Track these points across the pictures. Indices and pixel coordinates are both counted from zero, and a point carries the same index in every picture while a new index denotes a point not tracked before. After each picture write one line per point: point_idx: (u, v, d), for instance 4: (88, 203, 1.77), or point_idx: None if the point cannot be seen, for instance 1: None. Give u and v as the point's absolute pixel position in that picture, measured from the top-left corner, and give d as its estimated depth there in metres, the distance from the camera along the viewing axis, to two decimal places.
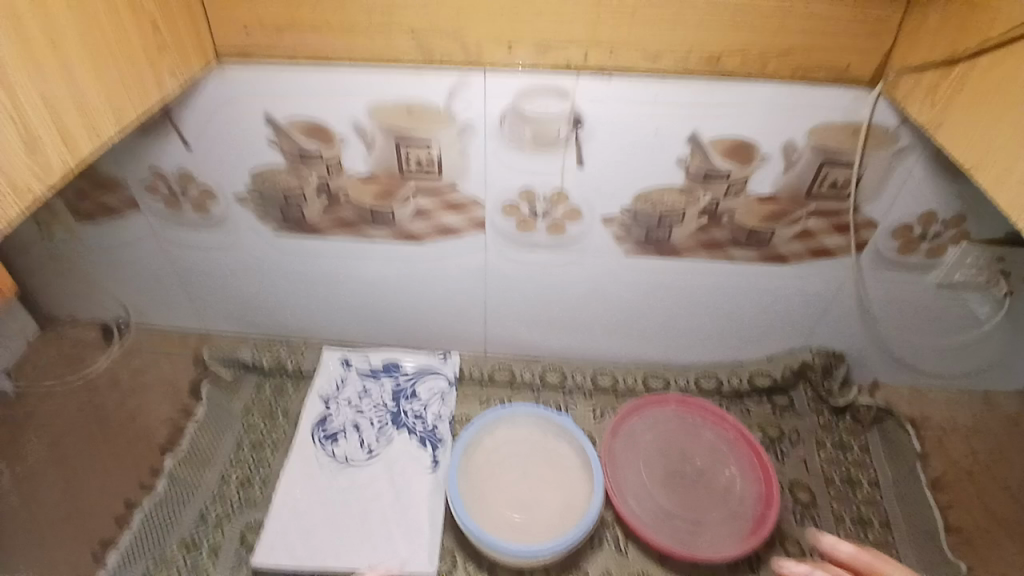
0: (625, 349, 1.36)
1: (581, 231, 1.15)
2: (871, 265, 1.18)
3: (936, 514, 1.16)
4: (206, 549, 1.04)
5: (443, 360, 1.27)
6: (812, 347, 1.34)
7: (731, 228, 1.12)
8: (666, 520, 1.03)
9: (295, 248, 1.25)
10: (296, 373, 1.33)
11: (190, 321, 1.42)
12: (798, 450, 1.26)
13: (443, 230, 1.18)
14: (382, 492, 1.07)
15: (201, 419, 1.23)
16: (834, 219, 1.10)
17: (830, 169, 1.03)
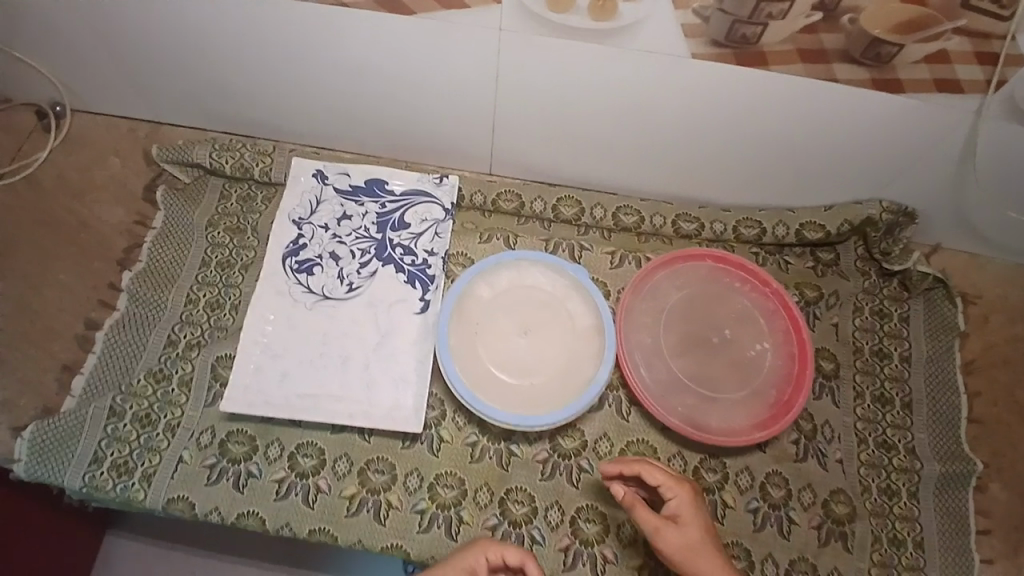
0: (656, 183, 1.16)
1: (640, 17, 0.83)
2: (998, 114, 0.91)
3: (960, 399, 1.09)
4: (176, 383, 1.00)
5: (438, 184, 1.06)
6: (881, 200, 1.13)
7: (847, 35, 0.81)
8: (679, 392, 0.92)
9: (240, 10, 0.95)
10: (264, 179, 1.13)
11: (138, 109, 1.22)
12: (832, 315, 1.12)
13: (440, 1, 0.86)
14: (365, 336, 0.97)
15: (160, 230, 1.11)
16: (981, 44, 0.80)
17: None
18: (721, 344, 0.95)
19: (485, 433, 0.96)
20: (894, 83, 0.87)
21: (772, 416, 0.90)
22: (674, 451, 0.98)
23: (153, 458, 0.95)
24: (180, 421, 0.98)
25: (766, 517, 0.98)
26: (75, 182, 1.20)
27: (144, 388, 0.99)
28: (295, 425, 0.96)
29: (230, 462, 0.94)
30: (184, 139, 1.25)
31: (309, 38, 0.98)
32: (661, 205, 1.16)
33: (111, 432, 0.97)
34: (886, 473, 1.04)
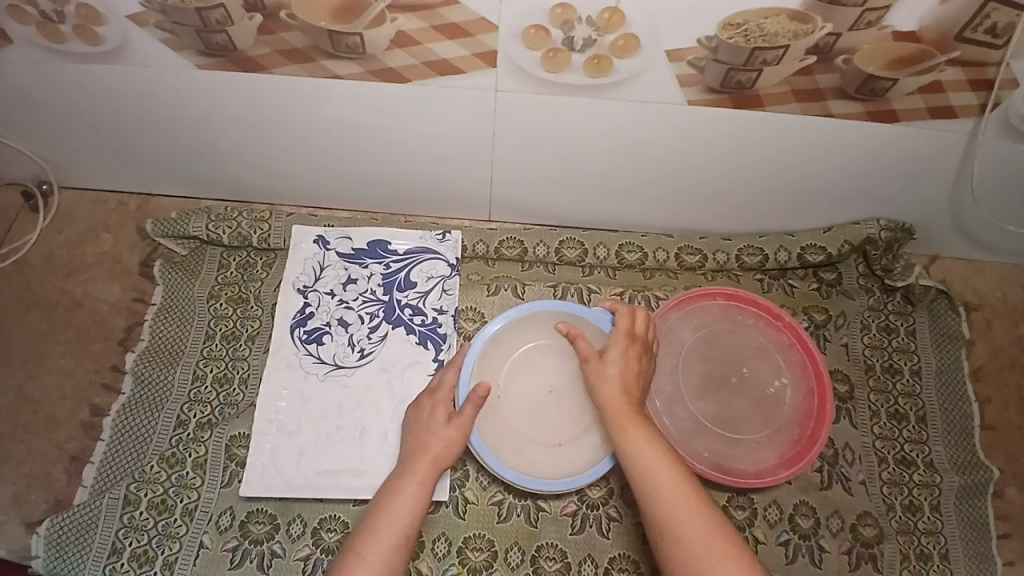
0: (655, 216, 1.16)
1: (637, 70, 0.82)
2: (991, 134, 0.93)
3: (972, 408, 1.09)
4: (190, 466, 0.98)
5: (441, 240, 1.08)
6: (880, 218, 1.14)
7: (842, 73, 0.82)
8: (703, 436, 0.95)
9: (232, 87, 0.94)
10: (263, 246, 1.12)
11: (126, 182, 1.20)
12: (841, 335, 1.13)
13: (436, 66, 0.85)
14: (381, 403, 0.98)
15: (160, 305, 1.10)
16: (974, 72, 0.82)
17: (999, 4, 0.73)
18: (739, 384, 0.98)
19: (510, 491, 0.96)
20: (889, 114, 0.89)
21: (796, 452, 0.94)
22: None
23: (172, 545, 0.93)
24: (196, 503, 0.96)
25: (797, 548, 0.98)
26: (66, 261, 1.18)
27: (156, 474, 0.97)
28: (316, 500, 0.94)
29: (252, 543, 0.93)
30: (176, 208, 1.23)
31: (299, 108, 0.97)
32: (662, 239, 1.15)
33: (127, 521, 0.95)
34: (907, 489, 1.04)
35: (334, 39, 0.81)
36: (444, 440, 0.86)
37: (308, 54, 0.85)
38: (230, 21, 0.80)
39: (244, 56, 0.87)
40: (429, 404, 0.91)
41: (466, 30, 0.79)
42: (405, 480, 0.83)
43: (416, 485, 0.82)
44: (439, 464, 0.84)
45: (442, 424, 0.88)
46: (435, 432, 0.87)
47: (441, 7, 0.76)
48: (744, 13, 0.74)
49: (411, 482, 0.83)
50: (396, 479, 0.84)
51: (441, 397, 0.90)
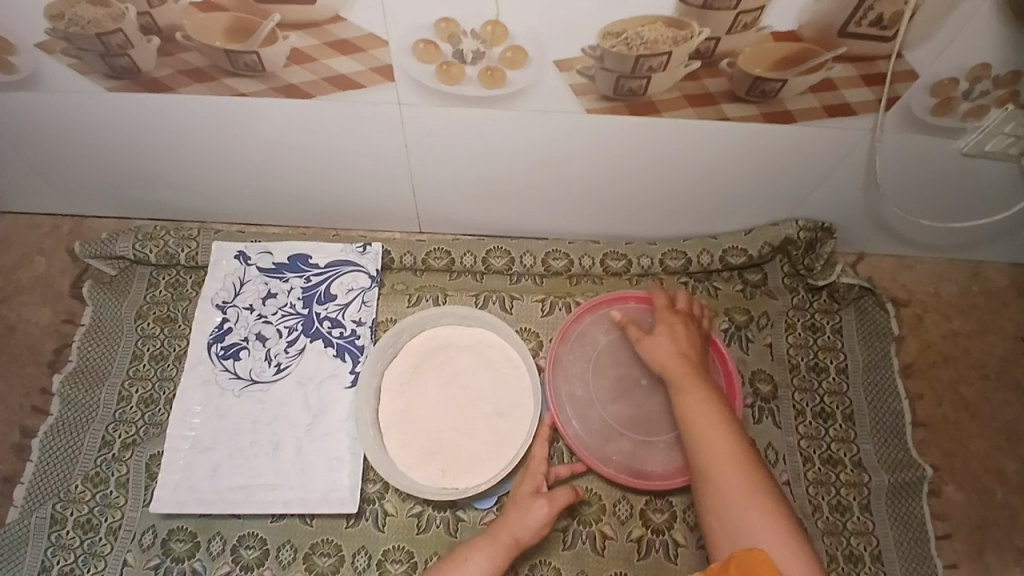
0: (580, 224, 1.18)
1: (530, 81, 0.84)
2: (894, 128, 0.94)
3: (902, 405, 1.10)
4: (114, 485, 0.99)
5: (362, 253, 1.09)
6: (797, 220, 1.16)
7: (731, 78, 0.84)
8: (617, 439, 0.98)
9: (145, 109, 0.95)
10: (192, 264, 1.12)
11: (59, 206, 1.21)
12: (765, 335, 1.14)
13: (338, 81, 0.87)
14: (295, 417, 0.99)
15: (87, 326, 1.10)
16: (866, 67, 0.83)
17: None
18: (654, 382, 1.00)
19: (429, 503, 0.97)
20: (785, 115, 0.91)
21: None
22: (619, 496, 0.99)
23: (99, 563, 0.95)
24: (121, 522, 0.97)
25: None
26: (0, 285, 1.18)
27: (82, 493, 0.98)
28: (232, 517, 0.96)
29: (173, 561, 0.94)
30: (108, 230, 1.24)
31: (216, 128, 0.98)
32: (589, 246, 1.17)
33: (55, 540, 0.95)
34: (836, 489, 1.05)
35: (233, 58, 0.83)
36: (529, 519, 0.84)
37: (211, 74, 0.87)
38: (130, 44, 0.82)
39: (150, 78, 0.88)
40: (522, 475, 0.91)
41: (359, 46, 0.80)
42: (482, 544, 0.82)
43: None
44: (517, 538, 0.83)
45: (531, 500, 0.86)
46: (521, 507, 0.86)
47: (330, 24, 0.77)
48: (621, 23, 0.76)
49: (487, 545, 0.82)
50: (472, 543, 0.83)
51: (535, 467, 0.90)
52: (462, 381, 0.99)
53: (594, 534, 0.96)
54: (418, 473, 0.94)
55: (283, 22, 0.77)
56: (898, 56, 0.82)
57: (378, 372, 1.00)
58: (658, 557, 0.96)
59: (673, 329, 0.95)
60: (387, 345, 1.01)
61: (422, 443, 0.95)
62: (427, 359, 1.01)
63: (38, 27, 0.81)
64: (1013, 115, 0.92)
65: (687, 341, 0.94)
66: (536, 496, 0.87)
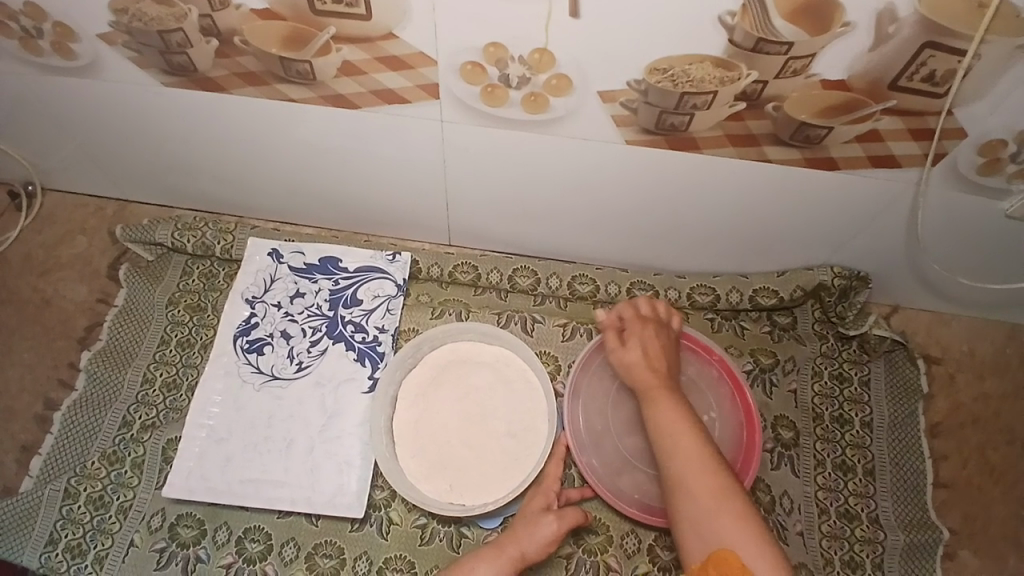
0: (609, 249, 1.17)
1: (572, 109, 0.85)
2: (941, 183, 0.92)
3: (925, 464, 1.08)
4: (129, 465, 1.01)
5: (391, 261, 1.10)
6: (832, 266, 1.14)
7: (774, 121, 0.83)
8: (628, 471, 0.97)
9: (196, 104, 0.98)
10: (226, 256, 1.15)
11: (106, 189, 1.26)
12: (790, 380, 1.12)
13: (383, 94, 0.88)
14: (309, 418, 1.01)
15: (121, 307, 1.13)
16: (915, 120, 0.81)
17: (935, 52, 0.72)
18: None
19: (435, 516, 0.97)
20: (827, 162, 0.90)
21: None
22: (627, 529, 0.98)
23: (105, 541, 0.97)
24: (131, 503, 0.99)
25: None
26: (42, 259, 1.23)
27: (97, 470, 1.01)
28: (241, 509, 0.97)
29: (179, 547, 0.96)
30: (150, 215, 1.28)
31: (263, 128, 1.01)
32: (616, 273, 1.17)
33: (65, 513, 0.98)
34: (849, 544, 1.02)
35: (286, 64, 0.85)
36: (535, 531, 0.85)
37: (261, 77, 0.89)
38: (189, 43, 0.85)
39: (203, 76, 0.91)
40: (533, 489, 0.92)
41: (406, 62, 0.82)
42: (487, 554, 0.83)
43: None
44: (523, 550, 0.83)
45: (538, 512, 0.88)
46: (528, 519, 0.87)
47: (381, 40, 0.79)
48: (668, 59, 0.76)
49: (494, 556, 0.83)
50: (479, 552, 0.84)
51: (547, 484, 0.92)
52: (477, 397, 1.00)
53: (597, 564, 0.95)
54: (427, 486, 0.94)
55: (337, 34, 0.79)
56: (948, 113, 0.80)
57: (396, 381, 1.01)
58: None
59: (644, 338, 0.95)
60: (408, 354, 1.02)
61: (433, 455, 0.96)
62: (445, 372, 1.01)
63: (106, 21, 0.85)
64: None
65: (658, 349, 0.94)
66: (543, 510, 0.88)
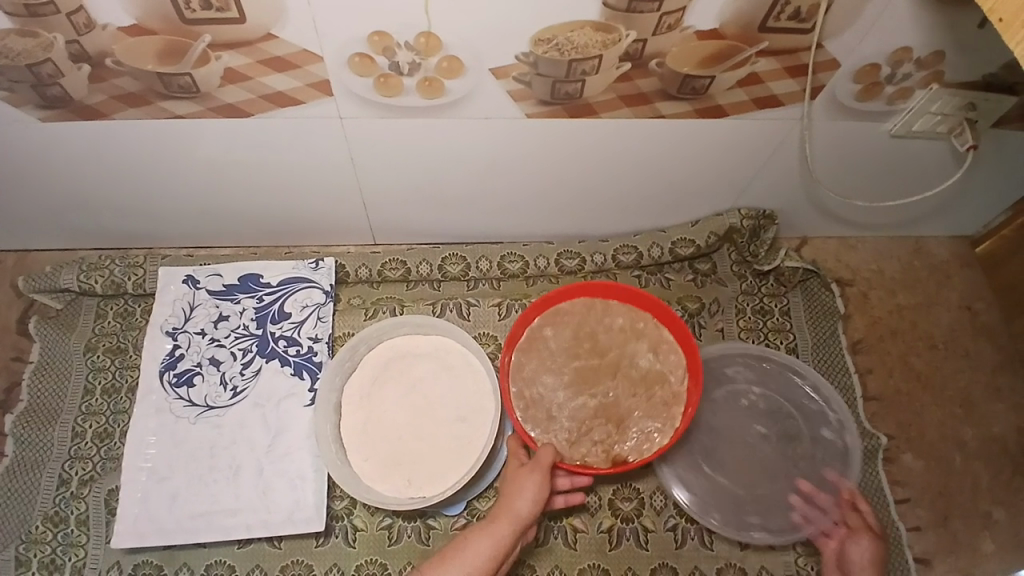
0: (533, 225, 1.20)
1: (468, 90, 0.86)
2: (823, 114, 0.99)
3: (851, 378, 1.15)
4: (74, 523, 0.97)
5: (314, 269, 1.08)
6: (740, 208, 1.19)
7: (662, 77, 0.87)
8: (586, 433, 0.95)
9: (81, 137, 0.94)
10: (140, 292, 1.11)
11: (1, 241, 1.19)
12: (716, 321, 1.18)
13: (277, 98, 0.87)
14: (254, 440, 0.99)
15: (36, 362, 1.07)
16: (788, 59, 0.87)
17: None
18: (613, 368, 0.98)
19: (399, 514, 0.98)
20: (718, 109, 0.94)
21: (683, 424, 0.96)
22: (588, 488, 1.03)
23: None
24: (84, 561, 0.95)
25: (686, 532, 1.01)
26: None
27: (42, 534, 0.96)
28: (199, 546, 0.95)
29: None
30: (54, 261, 1.22)
31: (157, 150, 0.97)
32: (543, 246, 1.19)
33: None
34: None
35: (166, 81, 0.82)
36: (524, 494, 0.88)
37: (145, 98, 0.86)
38: (61, 73, 0.81)
39: (82, 105, 0.87)
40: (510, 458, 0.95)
41: (294, 63, 0.81)
42: (486, 526, 0.86)
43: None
44: (517, 515, 0.86)
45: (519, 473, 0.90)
46: (515, 483, 0.89)
47: (262, 42, 0.77)
48: (550, 29, 0.78)
49: (494, 526, 0.86)
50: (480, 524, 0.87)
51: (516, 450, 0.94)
52: (420, 388, 1.00)
53: (565, 529, 1.00)
54: (381, 484, 0.94)
55: (214, 42, 0.77)
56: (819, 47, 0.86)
57: (335, 387, 1.00)
58: (629, 545, 0.99)
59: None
60: (346, 357, 1.01)
61: (383, 452, 0.96)
62: (384, 369, 1.01)
63: None
64: (940, 95, 0.96)
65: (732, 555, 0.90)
66: (521, 470, 0.90)
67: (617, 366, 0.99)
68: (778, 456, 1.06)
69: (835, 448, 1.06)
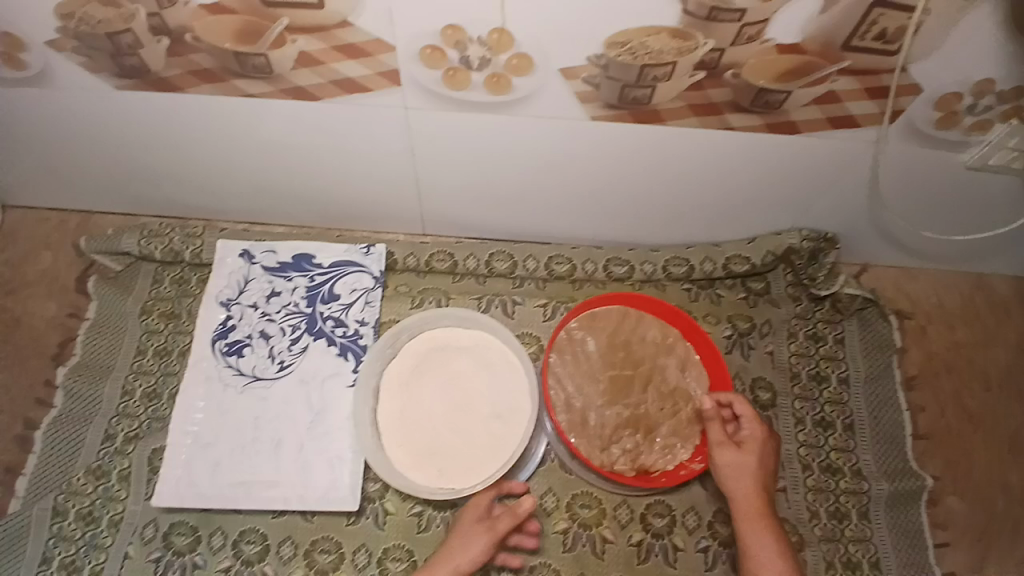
0: (584, 229, 1.18)
1: (535, 88, 0.85)
2: (899, 140, 0.94)
3: (902, 416, 1.11)
4: (116, 478, 1.00)
5: (365, 254, 1.10)
6: (800, 229, 1.16)
7: (735, 88, 0.84)
8: (616, 441, 0.96)
9: (153, 108, 0.96)
10: (197, 261, 1.14)
11: (68, 203, 1.23)
12: (766, 343, 1.15)
13: (344, 84, 0.88)
14: (297, 416, 1.01)
15: (93, 320, 1.11)
16: (869, 80, 0.83)
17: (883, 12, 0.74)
18: (644, 380, 0.99)
19: (431, 503, 0.98)
20: (789, 126, 0.91)
21: (705, 440, 0.97)
22: (620, 501, 1.00)
23: (99, 555, 0.96)
24: (122, 515, 0.98)
25: (717, 556, 0.98)
26: (5, 280, 1.20)
27: (83, 486, 0.99)
28: (234, 513, 0.97)
29: (174, 555, 0.96)
30: (115, 225, 1.25)
31: (223, 126, 0.99)
32: (592, 251, 1.18)
33: (55, 531, 0.97)
34: (834, 497, 1.05)
35: (241, 60, 0.84)
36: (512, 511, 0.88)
37: (218, 75, 0.88)
38: (141, 44, 0.83)
39: (158, 78, 0.89)
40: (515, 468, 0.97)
41: (366, 50, 0.81)
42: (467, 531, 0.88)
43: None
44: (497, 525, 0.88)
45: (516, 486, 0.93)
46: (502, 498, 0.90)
47: (337, 29, 0.78)
48: (625, 33, 0.76)
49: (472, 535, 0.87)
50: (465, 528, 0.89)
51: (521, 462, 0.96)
52: (459, 381, 1.00)
53: (594, 538, 0.98)
54: (416, 473, 0.95)
55: (292, 25, 0.78)
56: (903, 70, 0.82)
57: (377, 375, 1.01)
58: (657, 561, 0.97)
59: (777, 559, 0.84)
60: (388, 344, 1.02)
61: (420, 441, 0.96)
62: (425, 359, 1.02)
63: (50, 26, 0.83)
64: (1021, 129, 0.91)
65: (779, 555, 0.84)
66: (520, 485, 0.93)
67: (645, 374, 1.00)
68: (823, 488, 1.06)
69: (883, 493, 1.06)
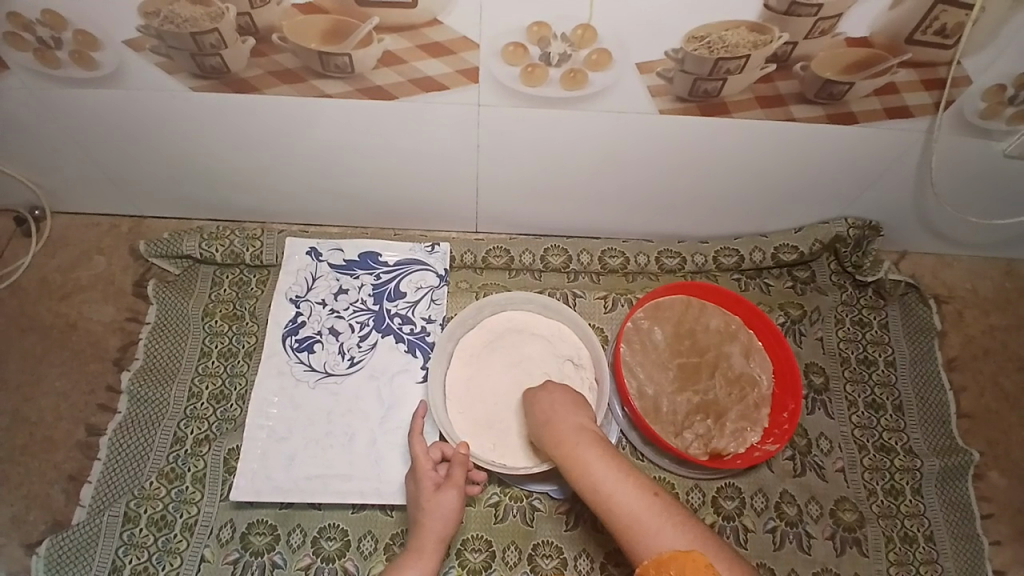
0: (635, 223, 1.22)
1: (609, 83, 0.88)
2: (947, 132, 0.98)
3: (947, 396, 1.14)
4: (189, 480, 1.00)
5: (430, 252, 1.13)
6: (847, 218, 1.20)
7: (802, 80, 0.88)
8: (689, 426, 0.99)
9: (223, 109, 0.97)
10: (256, 263, 1.15)
11: (121, 207, 1.24)
12: (816, 330, 1.18)
13: (421, 83, 0.90)
14: (370, 410, 1.03)
15: (153, 323, 1.12)
16: (927, 72, 0.87)
17: (947, 7, 0.77)
18: (710, 367, 1.03)
19: (506, 493, 1.01)
20: (848, 117, 0.95)
21: (773, 422, 1.01)
22: (692, 485, 1.04)
23: (173, 559, 0.95)
24: (196, 518, 0.98)
25: (784, 535, 1.02)
26: (60, 285, 1.20)
27: (156, 489, 0.99)
28: (313, 508, 0.98)
29: (253, 555, 0.95)
30: (168, 229, 1.26)
31: (291, 126, 1.00)
32: (644, 244, 1.21)
33: (127, 538, 0.96)
34: (889, 474, 1.08)
35: (324, 59, 0.85)
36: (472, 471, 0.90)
37: (299, 75, 0.89)
38: (224, 44, 0.84)
39: (236, 78, 0.91)
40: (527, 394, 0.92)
41: (450, 49, 0.83)
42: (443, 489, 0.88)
43: (426, 565, 0.83)
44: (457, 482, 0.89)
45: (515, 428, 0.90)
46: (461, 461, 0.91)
47: (425, 28, 0.80)
48: (705, 26, 0.79)
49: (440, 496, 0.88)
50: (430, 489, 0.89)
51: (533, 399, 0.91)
52: (530, 365, 1.02)
53: None
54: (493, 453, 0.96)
55: (380, 24, 0.80)
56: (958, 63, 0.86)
57: (447, 366, 1.02)
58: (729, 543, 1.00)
59: None
60: (457, 331, 1.04)
61: (496, 422, 0.98)
62: (502, 337, 1.04)
63: (133, 25, 0.83)
64: None
65: None
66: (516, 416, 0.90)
67: (710, 359, 1.03)
68: (878, 467, 1.09)
69: (934, 470, 1.08)
